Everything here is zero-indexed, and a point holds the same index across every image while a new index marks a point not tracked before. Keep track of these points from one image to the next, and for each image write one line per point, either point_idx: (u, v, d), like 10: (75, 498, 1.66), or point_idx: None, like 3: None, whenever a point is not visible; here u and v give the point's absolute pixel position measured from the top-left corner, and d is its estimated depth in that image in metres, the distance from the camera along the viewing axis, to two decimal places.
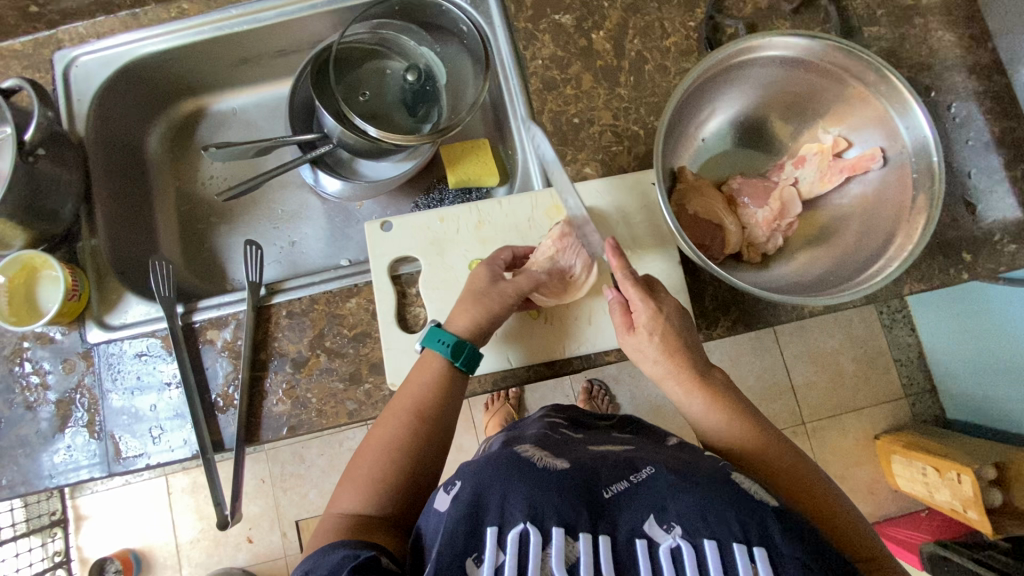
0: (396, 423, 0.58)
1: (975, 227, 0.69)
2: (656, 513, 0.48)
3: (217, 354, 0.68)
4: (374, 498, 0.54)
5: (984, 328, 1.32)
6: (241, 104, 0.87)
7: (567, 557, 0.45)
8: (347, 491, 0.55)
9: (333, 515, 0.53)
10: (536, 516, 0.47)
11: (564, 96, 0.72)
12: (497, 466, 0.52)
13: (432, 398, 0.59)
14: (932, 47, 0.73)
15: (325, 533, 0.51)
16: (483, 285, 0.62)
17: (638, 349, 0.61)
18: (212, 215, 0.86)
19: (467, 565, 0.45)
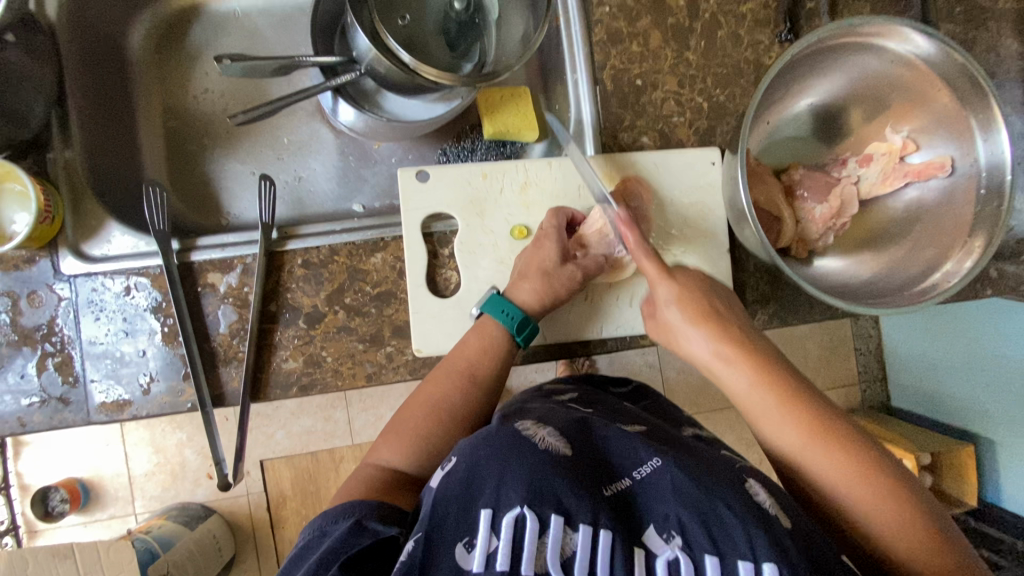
0: (442, 388, 0.57)
1: (1004, 244, 0.70)
2: (657, 520, 0.46)
3: (219, 300, 0.61)
4: (412, 456, 0.55)
5: (945, 332, 1.40)
6: (245, 6, 0.74)
7: (564, 550, 0.43)
8: (387, 444, 0.56)
9: (371, 464, 0.55)
10: (534, 501, 0.44)
11: (629, 54, 0.66)
12: (494, 443, 0.48)
13: (482, 372, 0.58)
14: (998, 55, 0.71)
15: (364, 478, 0.53)
16: (554, 266, 0.59)
17: (669, 325, 0.56)
18: (204, 136, 0.74)
19: (457, 551, 0.42)
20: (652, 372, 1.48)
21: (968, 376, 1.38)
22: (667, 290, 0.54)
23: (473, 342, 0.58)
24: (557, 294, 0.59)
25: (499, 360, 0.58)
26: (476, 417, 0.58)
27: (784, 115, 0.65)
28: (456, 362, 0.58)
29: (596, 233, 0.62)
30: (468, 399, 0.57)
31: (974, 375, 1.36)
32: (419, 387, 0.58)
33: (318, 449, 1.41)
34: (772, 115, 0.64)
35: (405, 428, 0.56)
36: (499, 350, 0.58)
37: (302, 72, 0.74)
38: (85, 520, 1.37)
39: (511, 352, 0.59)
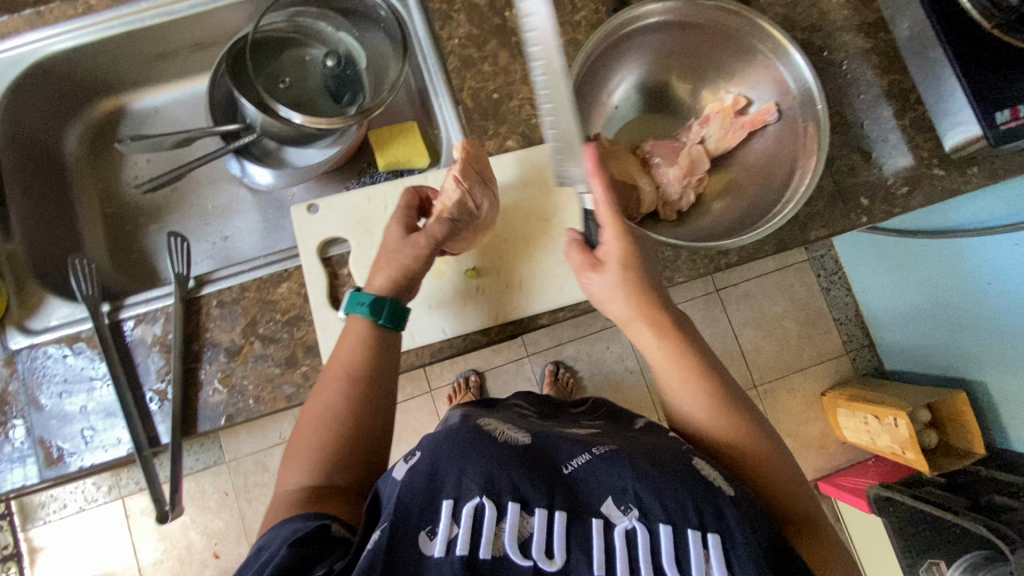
0: (332, 400, 0.59)
1: (870, 173, 0.75)
2: (615, 495, 0.49)
3: (148, 350, 0.68)
4: (319, 468, 0.56)
5: (908, 277, 1.42)
6: (163, 101, 0.86)
7: (520, 533, 0.45)
8: (291, 468, 0.57)
9: (285, 492, 0.55)
10: (492, 492, 0.47)
11: (483, 73, 0.74)
12: (456, 441, 0.52)
13: (363, 362, 0.61)
14: (823, 9, 0.78)
15: (280, 508, 0.54)
16: (394, 242, 0.65)
17: (597, 289, 0.61)
18: (139, 215, 0.84)
19: (420, 538, 0.44)
20: None
21: (940, 318, 1.37)
22: (614, 242, 0.58)
23: (350, 341, 0.62)
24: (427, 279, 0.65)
25: (377, 349, 0.62)
26: (370, 410, 0.60)
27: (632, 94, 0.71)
28: (339, 359, 0.61)
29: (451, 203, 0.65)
30: (356, 397, 0.59)
31: (944, 316, 1.36)
32: (309, 404, 0.60)
33: None
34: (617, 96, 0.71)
35: (303, 446, 0.58)
36: (373, 336, 0.62)
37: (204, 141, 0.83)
38: None
39: (385, 338, 0.63)
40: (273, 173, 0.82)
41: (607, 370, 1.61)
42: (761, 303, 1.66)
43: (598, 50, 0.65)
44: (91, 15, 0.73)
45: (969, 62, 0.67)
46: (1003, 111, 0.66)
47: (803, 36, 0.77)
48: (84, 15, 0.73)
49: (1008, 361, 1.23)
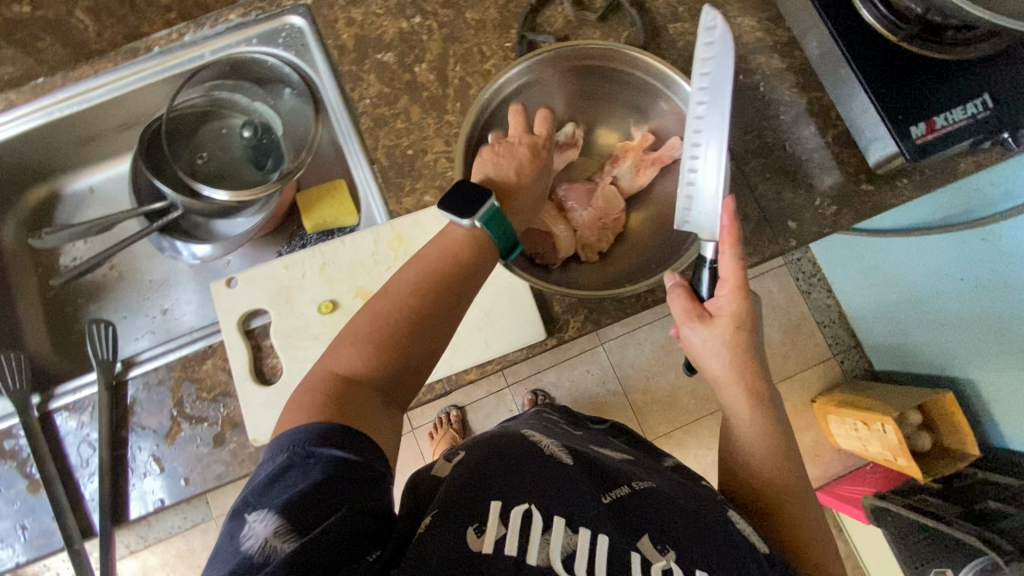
0: (407, 296, 0.53)
1: (797, 194, 0.73)
2: (656, 530, 0.51)
3: (78, 439, 0.68)
4: (377, 358, 0.50)
5: (895, 275, 1.36)
6: (96, 182, 0.88)
7: (565, 547, 0.47)
8: (345, 350, 0.50)
9: (329, 373, 0.49)
10: (542, 502, 0.50)
11: (396, 131, 0.74)
12: (511, 454, 0.56)
13: (466, 281, 0.55)
14: (735, 32, 0.78)
15: (314, 388, 0.47)
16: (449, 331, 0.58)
17: (692, 342, 0.61)
18: (79, 296, 0.85)
19: (467, 531, 0.46)
20: None
21: (932, 316, 1.31)
22: (732, 301, 0.58)
23: (456, 246, 0.55)
24: None
25: (467, 261, 0.55)
26: (437, 328, 0.53)
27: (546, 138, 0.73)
28: (433, 268, 0.54)
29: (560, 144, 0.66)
30: (425, 306, 0.52)
31: (922, 313, 1.33)
32: (388, 289, 0.53)
33: None
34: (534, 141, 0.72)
35: (362, 329, 0.51)
36: (480, 247, 0.56)
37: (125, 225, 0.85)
38: None
39: (492, 262, 0.57)
40: (211, 246, 0.82)
41: (589, 394, 1.59)
42: None
43: (506, 100, 0.66)
44: (12, 111, 0.75)
45: (877, 78, 0.66)
46: (918, 125, 0.65)
47: None
48: (6, 111, 0.75)
49: (1003, 357, 1.16)
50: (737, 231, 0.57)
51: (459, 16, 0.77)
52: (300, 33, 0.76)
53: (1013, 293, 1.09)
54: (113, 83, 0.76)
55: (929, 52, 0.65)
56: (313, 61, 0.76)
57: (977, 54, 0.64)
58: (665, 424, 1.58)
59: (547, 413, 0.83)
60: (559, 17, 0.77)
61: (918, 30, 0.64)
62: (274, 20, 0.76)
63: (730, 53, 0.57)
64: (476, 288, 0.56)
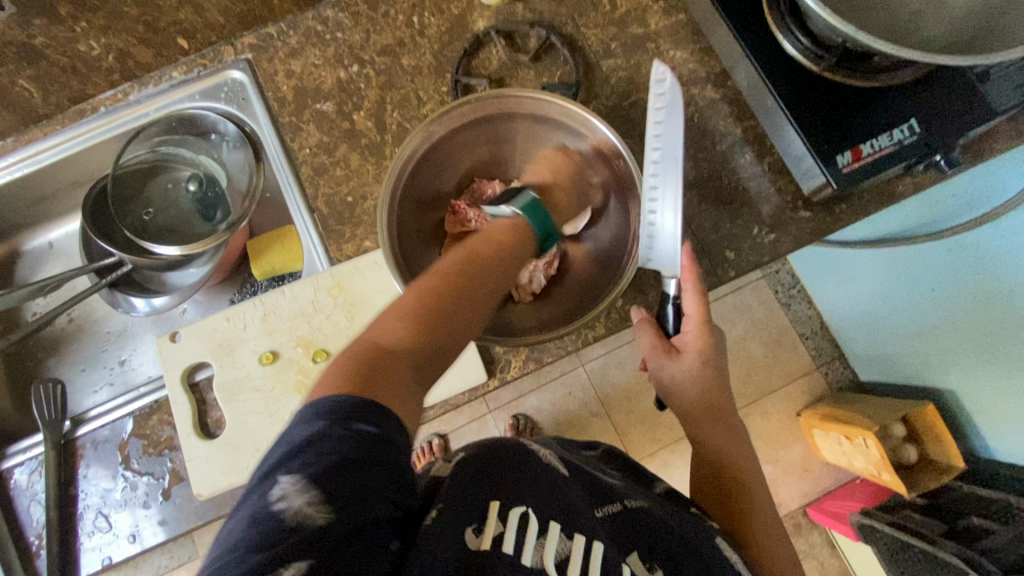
0: (451, 268, 0.48)
1: (737, 223, 0.73)
2: (644, 549, 0.52)
3: (28, 498, 0.69)
4: (416, 333, 0.43)
5: (874, 288, 1.35)
6: (55, 237, 0.91)
7: (560, 553, 0.46)
8: (396, 318, 0.43)
9: (370, 342, 0.41)
10: (541, 505, 0.48)
11: (335, 178, 0.75)
12: (514, 447, 0.52)
13: (512, 257, 0.52)
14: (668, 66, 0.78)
15: (359, 352, 0.41)
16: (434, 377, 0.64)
17: (663, 371, 0.64)
18: (39, 350, 0.87)
19: (466, 534, 0.42)
20: None
21: (917, 327, 1.27)
22: (697, 335, 0.62)
23: (499, 236, 0.53)
24: None
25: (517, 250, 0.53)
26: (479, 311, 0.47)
27: (488, 180, 0.74)
28: (471, 252, 0.50)
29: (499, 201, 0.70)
30: (469, 277, 0.48)
31: (901, 324, 1.31)
32: (433, 268, 0.48)
33: None
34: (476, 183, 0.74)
35: (409, 299, 0.44)
36: (522, 241, 0.55)
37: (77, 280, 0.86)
38: None
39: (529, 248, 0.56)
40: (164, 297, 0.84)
41: (570, 416, 1.58)
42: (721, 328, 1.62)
43: (436, 145, 0.67)
44: None
45: (801, 109, 0.66)
46: (844, 153, 0.66)
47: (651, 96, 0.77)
48: None
49: (987, 370, 1.14)
50: (696, 271, 0.61)
51: (396, 62, 0.78)
52: (241, 87, 0.78)
53: (1002, 305, 1.05)
54: (61, 144, 0.78)
55: (849, 81, 0.65)
56: (255, 114, 0.78)
57: (894, 81, 0.64)
58: (649, 444, 1.56)
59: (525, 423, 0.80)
60: (493, 59, 0.78)
61: (837, 58, 0.63)
62: (216, 75, 0.78)
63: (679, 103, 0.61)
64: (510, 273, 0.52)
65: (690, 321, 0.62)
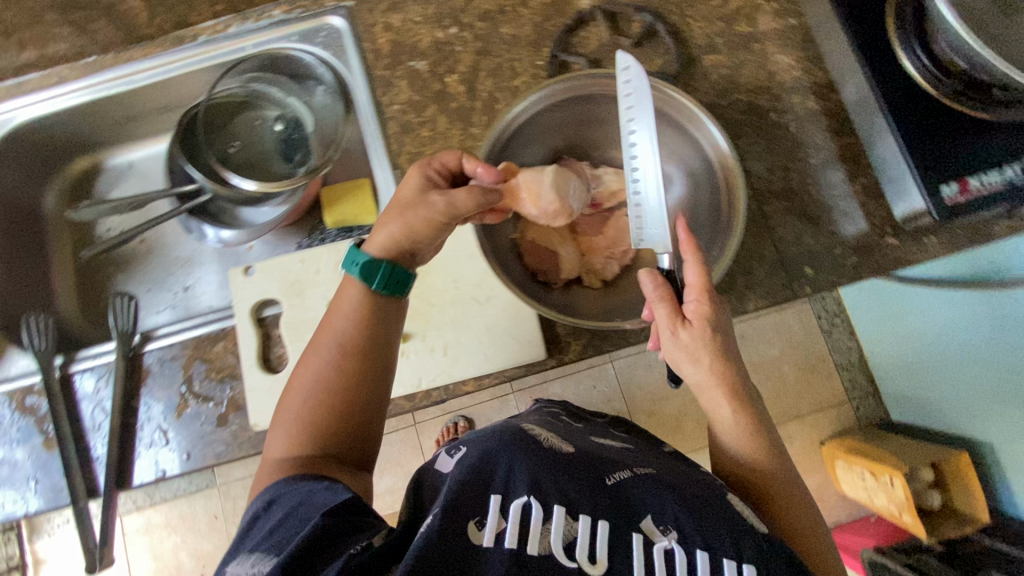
0: (315, 365, 0.56)
1: (818, 241, 0.72)
2: (654, 514, 0.51)
3: (94, 403, 0.72)
4: (307, 439, 0.53)
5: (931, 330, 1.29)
6: (135, 157, 0.92)
7: (566, 535, 0.48)
8: (276, 441, 0.54)
9: (273, 463, 0.53)
10: (538, 492, 0.50)
11: (421, 139, 0.76)
12: (513, 444, 0.56)
13: (348, 337, 0.57)
14: (771, 70, 0.76)
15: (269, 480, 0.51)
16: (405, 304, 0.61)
17: (672, 352, 0.58)
18: (109, 265, 0.89)
19: (469, 527, 0.46)
20: None
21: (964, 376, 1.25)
22: (699, 305, 0.56)
23: (355, 317, 0.57)
24: None
25: (358, 342, 0.57)
26: (361, 390, 0.56)
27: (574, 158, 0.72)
28: (324, 336, 0.56)
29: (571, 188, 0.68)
30: (341, 363, 0.56)
31: (948, 369, 1.29)
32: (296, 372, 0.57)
33: None
34: (561, 161, 0.72)
35: (283, 418, 0.55)
36: (369, 308, 0.57)
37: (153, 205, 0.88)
38: None
39: (386, 307, 0.59)
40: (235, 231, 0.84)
41: (591, 409, 1.58)
42: (756, 346, 1.60)
43: (530, 118, 0.66)
44: (65, 85, 0.80)
45: (912, 132, 0.64)
46: (950, 184, 0.63)
47: (749, 98, 0.76)
48: (59, 85, 0.80)
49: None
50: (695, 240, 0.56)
51: (495, 30, 0.77)
52: (338, 34, 0.79)
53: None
54: (158, 67, 0.80)
55: (971, 112, 0.63)
56: (348, 61, 0.78)
57: (1019, 119, 0.60)
58: None
59: (552, 408, 0.86)
60: (593, 40, 0.77)
61: (962, 87, 0.62)
62: (314, 19, 0.78)
63: (648, 87, 0.56)
64: (378, 338, 0.58)
65: (690, 291, 0.56)
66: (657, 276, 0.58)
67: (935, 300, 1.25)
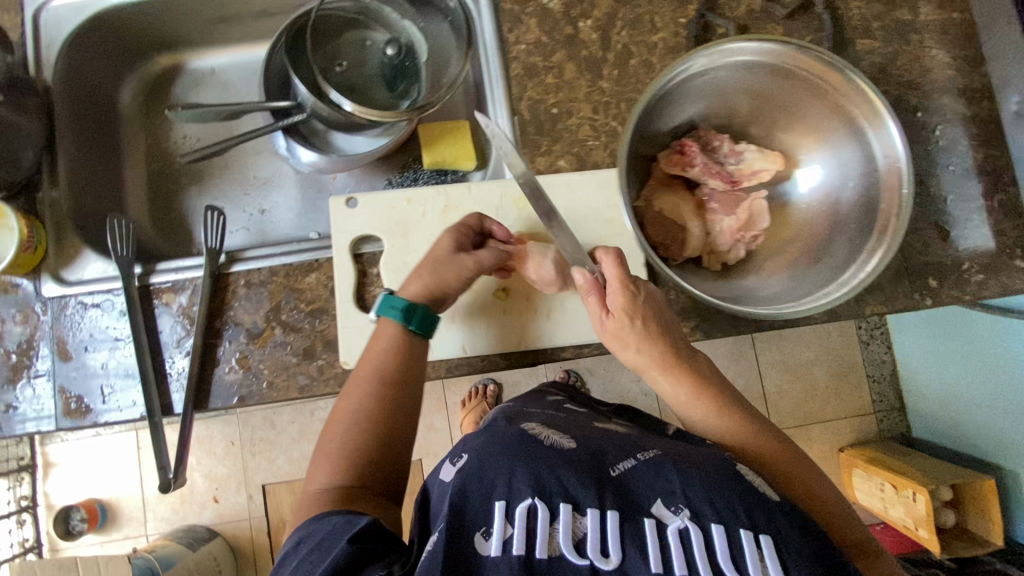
0: (357, 398, 0.59)
1: (944, 253, 0.69)
2: (664, 497, 0.49)
3: (173, 318, 0.68)
4: (349, 469, 0.56)
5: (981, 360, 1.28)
6: (218, 63, 0.85)
7: (575, 532, 0.46)
8: (320, 470, 0.56)
9: (311, 491, 0.55)
10: (542, 493, 0.48)
11: (545, 85, 0.70)
12: (506, 445, 0.53)
13: (389, 370, 0.60)
14: (925, 65, 0.72)
15: (308, 510, 0.53)
16: (445, 256, 0.62)
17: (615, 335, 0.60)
18: (182, 176, 0.84)
19: (475, 539, 0.45)
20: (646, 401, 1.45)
21: (1008, 407, 1.24)
22: (619, 297, 0.59)
23: (382, 346, 0.61)
24: (449, 287, 0.62)
25: (401, 377, 0.60)
26: (400, 424, 0.59)
27: (713, 130, 0.66)
28: (367, 369, 0.60)
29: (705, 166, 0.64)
30: (383, 396, 0.59)
31: (990, 399, 1.28)
32: (339, 404, 0.60)
33: None
34: (698, 133, 0.65)
35: (330, 447, 0.57)
36: (404, 347, 0.61)
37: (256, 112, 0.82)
38: (102, 540, 1.45)
39: (419, 345, 0.62)
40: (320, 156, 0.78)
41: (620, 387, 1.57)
42: (791, 347, 1.60)
43: (693, 76, 0.60)
44: None
45: None
46: None
47: (897, 91, 0.71)
48: None
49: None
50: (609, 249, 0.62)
51: None
52: None
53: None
54: None
55: None
56: None
57: None
58: None
59: (554, 394, 0.82)
60: (743, 3, 0.71)
61: None
62: None
63: None
64: (421, 373, 0.62)
65: (611, 285, 0.60)
66: (607, 259, 0.61)
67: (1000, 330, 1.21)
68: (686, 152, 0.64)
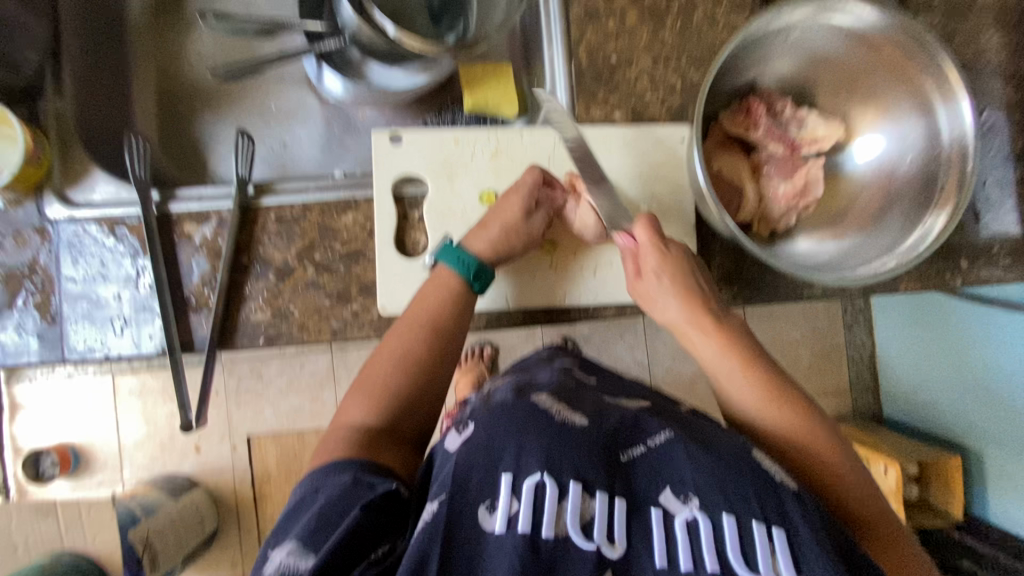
0: (405, 344, 0.56)
1: (977, 236, 0.70)
2: (674, 485, 0.42)
3: (194, 251, 0.62)
4: (384, 409, 0.53)
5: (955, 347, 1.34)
6: None
7: (582, 515, 0.39)
8: (358, 402, 0.54)
9: (343, 425, 0.52)
10: (553, 468, 0.41)
11: (605, 31, 0.67)
12: (510, 414, 0.45)
13: (444, 324, 0.57)
14: (978, 47, 0.72)
15: (336, 443, 0.50)
16: (515, 219, 0.60)
17: (648, 292, 0.58)
18: (194, 99, 0.79)
19: (478, 512, 0.39)
20: (642, 369, 1.46)
21: (982, 395, 1.29)
22: (657, 262, 0.57)
23: (433, 297, 0.58)
24: (511, 247, 0.61)
25: (450, 329, 0.57)
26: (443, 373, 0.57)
27: (775, 94, 0.65)
28: (417, 314, 0.57)
29: (768, 130, 0.63)
30: (434, 348, 0.56)
31: (964, 385, 1.34)
32: (382, 348, 0.56)
33: (305, 427, 1.42)
34: (759, 92, 0.65)
35: (371, 385, 0.54)
36: (457, 304, 0.58)
37: (288, 36, 0.78)
38: (75, 484, 1.37)
39: (469, 300, 0.59)
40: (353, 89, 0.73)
41: None
42: (781, 326, 1.64)
43: (769, 34, 0.60)
44: None
45: None
46: None
47: None
48: None
49: (1008, 441, 1.27)
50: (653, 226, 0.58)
51: None
52: None
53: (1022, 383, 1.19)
54: None
55: None
56: None
57: None
58: None
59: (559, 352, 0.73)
60: None
61: None
62: None
63: None
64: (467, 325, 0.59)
65: (642, 252, 0.58)
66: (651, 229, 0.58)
67: (955, 314, 1.33)
68: (752, 113, 0.63)
